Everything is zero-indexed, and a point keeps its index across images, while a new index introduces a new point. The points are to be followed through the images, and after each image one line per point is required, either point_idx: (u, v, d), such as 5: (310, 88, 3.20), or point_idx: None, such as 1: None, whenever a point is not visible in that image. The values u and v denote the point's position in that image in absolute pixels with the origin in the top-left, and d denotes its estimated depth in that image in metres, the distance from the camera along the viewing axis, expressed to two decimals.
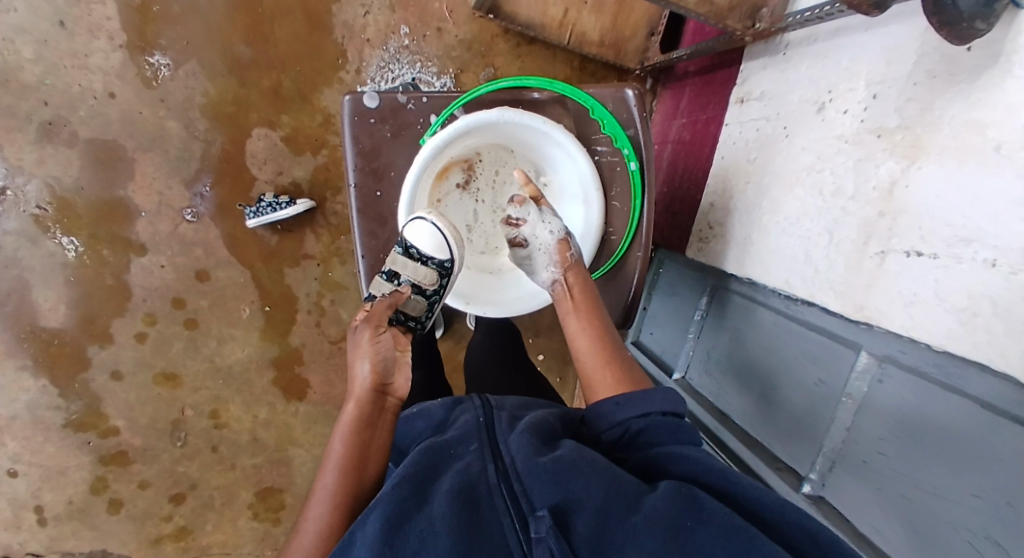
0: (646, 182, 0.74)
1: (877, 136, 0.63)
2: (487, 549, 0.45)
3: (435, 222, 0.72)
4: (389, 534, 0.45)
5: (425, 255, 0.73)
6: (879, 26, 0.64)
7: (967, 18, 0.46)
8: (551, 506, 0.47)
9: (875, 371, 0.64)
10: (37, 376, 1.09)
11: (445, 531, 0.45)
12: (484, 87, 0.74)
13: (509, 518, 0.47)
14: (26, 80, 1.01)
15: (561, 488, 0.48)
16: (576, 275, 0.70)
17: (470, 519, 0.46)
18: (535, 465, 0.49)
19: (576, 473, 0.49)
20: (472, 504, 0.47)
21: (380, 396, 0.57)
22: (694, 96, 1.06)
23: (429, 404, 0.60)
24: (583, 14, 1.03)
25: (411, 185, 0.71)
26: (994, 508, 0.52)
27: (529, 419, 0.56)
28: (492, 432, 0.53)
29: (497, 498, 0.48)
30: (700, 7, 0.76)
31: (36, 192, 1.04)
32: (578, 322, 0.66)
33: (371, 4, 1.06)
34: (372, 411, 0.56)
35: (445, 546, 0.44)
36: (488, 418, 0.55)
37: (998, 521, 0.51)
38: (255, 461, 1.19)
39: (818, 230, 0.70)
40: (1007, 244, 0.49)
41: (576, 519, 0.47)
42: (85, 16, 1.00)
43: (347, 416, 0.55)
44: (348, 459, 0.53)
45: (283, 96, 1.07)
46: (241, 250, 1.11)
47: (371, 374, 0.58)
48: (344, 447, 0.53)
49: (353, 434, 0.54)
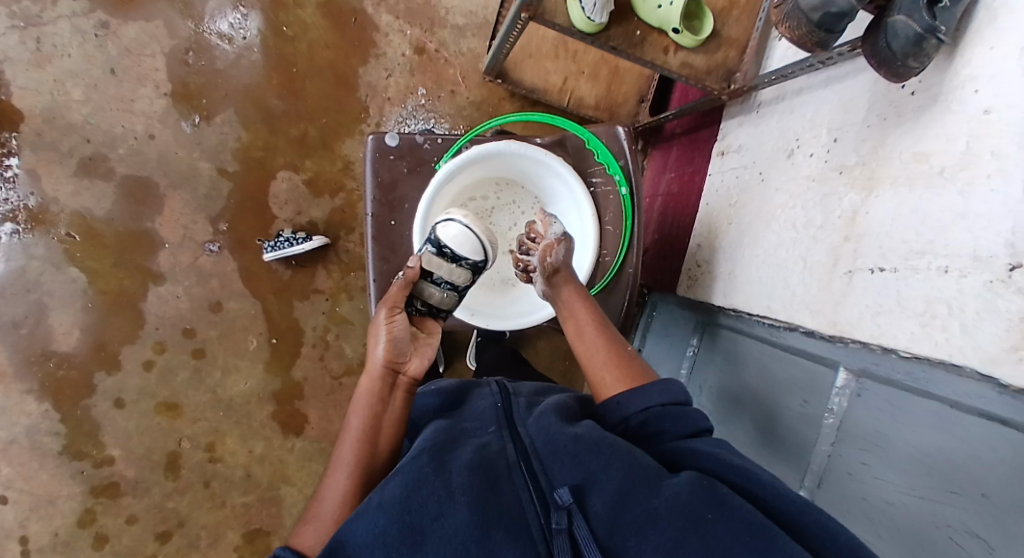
0: (637, 206, 0.82)
1: (839, 173, 0.72)
2: (505, 519, 0.48)
3: (465, 224, 0.75)
4: (407, 499, 0.49)
5: (459, 256, 0.75)
6: (836, 82, 0.75)
7: (901, 57, 0.55)
8: (571, 485, 0.50)
9: (853, 387, 0.68)
10: (41, 400, 1.12)
11: (462, 500, 0.48)
12: (488, 125, 0.85)
13: (528, 494, 0.50)
14: (72, 119, 1.11)
15: (581, 469, 0.51)
16: (568, 285, 0.76)
17: (488, 490, 0.49)
18: (556, 446, 0.53)
19: (594, 454, 0.51)
20: (489, 478, 0.50)
21: (394, 374, 0.67)
22: (681, 153, 1.17)
23: (443, 384, 0.66)
24: (580, 82, 1.17)
25: (426, 203, 0.79)
26: (972, 502, 0.52)
27: (545, 404, 0.60)
28: (511, 417, 0.58)
29: (516, 475, 0.51)
30: (681, 70, 0.87)
31: (67, 221, 1.11)
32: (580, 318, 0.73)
33: (394, 68, 1.19)
34: (382, 387, 0.65)
35: (463, 515, 0.48)
36: (506, 404, 0.60)
37: (977, 514, 0.52)
38: (246, 499, 1.18)
39: (793, 258, 0.77)
40: (954, 252, 0.55)
41: (593, 497, 0.49)
42: (135, 67, 1.13)
43: (362, 388, 0.65)
44: (365, 436, 0.60)
45: (308, 144, 1.17)
46: (255, 283, 1.17)
47: (384, 355, 0.67)
48: (362, 423, 0.61)
49: (368, 410, 0.63)
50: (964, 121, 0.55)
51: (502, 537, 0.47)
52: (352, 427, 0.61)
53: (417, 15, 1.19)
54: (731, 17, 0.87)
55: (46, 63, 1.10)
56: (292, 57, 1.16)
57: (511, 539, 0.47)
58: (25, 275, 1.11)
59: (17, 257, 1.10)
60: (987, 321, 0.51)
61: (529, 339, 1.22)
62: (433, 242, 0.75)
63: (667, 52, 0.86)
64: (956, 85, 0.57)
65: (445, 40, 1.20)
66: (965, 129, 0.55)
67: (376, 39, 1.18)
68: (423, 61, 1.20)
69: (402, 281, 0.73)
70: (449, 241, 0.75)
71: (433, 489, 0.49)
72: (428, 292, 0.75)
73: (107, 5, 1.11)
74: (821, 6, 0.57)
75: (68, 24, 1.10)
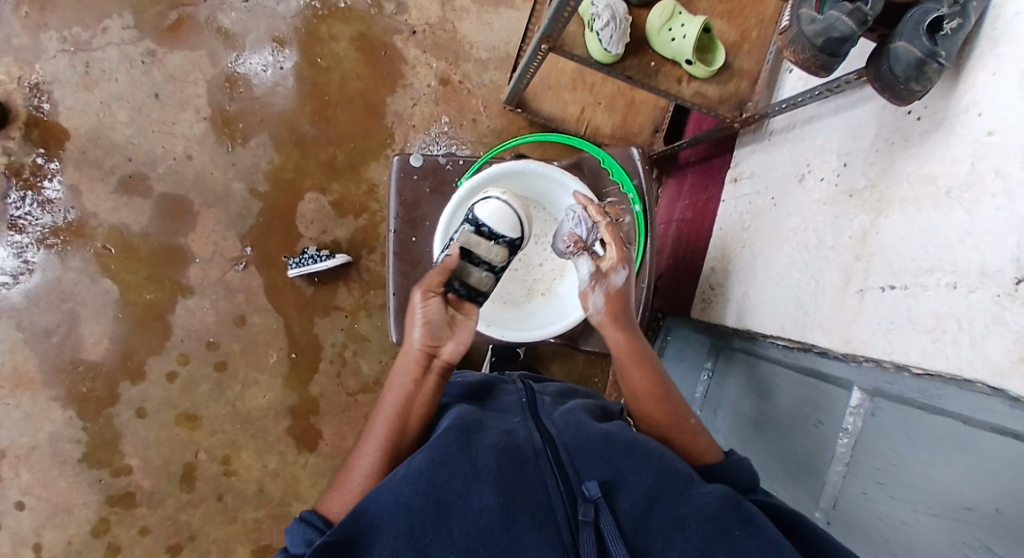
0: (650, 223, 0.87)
1: (849, 196, 0.73)
2: (530, 501, 0.49)
3: (505, 200, 0.79)
4: (433, 473, 0.50)
5: (496, 234, 0.78)
6: (845, 111, 0.77)
7: (903, 80, 0.58)
8: (600, 479, 0.52)
9: (868, 406, 0.66)
10: (66, 407, 1.16)
11: (488, 480, 0.50)
12: (506, 144, 0.89)
13: (554, 483, 0.51)
14: (116, 139, 1.18)
15: (609, 467, 0.53)
16: (620, 335, 0.75)
17: (515, 473, 0.51)
18: (585, 441, 0.55)
19: (623, 454, 0.54)
20: (515, 462, 0.52)
21: (428, 358, 0.67)
22: (695, 181, 1.21)
23: (470, 378, 0.72)
24: (597, 113, 1.23)
25: (449, 212, 0.82)
26: (988, 518, 0.50)
27: (573, 404, 0.64)
28: (537, 413, 0.61)
29: (543, 463, 0.53)
30: (694, 98, 0.90)
31: (104, 234, 1.17)
32: (640, 378, 0.73)
33: (419, 98, 1.25)
34: (416, 370, 0.66)
35: (489, 495, 0.49)
36: (531, 401, 0.64)
37: (996, 530, 0.49)
38: (257, 514, 1.19)
39: (806, 278, 0.78)
40: (962, 268, 0.55)
41: (621, 495, 0.51)
42: (178, 93, 1.20)
43: (397, 367, 0.67)
44: (396, 415, 0.63)
45: (336, 168, 1.23)
46: (278, 299, 1.21)
47: (421, 338, 0.67)
48: (393, 402, 0.64)
49: (399, 389, 0.64)
50: (968, 144, 0.57)
51: (526, 522, 0.48)
52: (387, 405, 0.64)
53: (443, 50, 1.26)
54: (742, 51, 0.92)
55: (94, 86, 1.18)
56: (324, 87, 1.23)
57: (535, 526, 0.48)
58: (60, 285, 1.17)
59: (54, 268, 1.16)
60: (996, 335, 0.51)
61: (544, 361, 1.24)
62: (470, 221, 0.79)
63: (681, 82, 0.90)
64: (959, 110, 0.58)
65: (468, 72, 1.26)
66: (969, 150, 0.56)
67: (404, 70, 1.25)
68: (448, 92, 1.26)
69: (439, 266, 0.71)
70: (484, 219, 0.79)
71: (460, 466, 0.51)
72: (469, 271, 0.74)
73: (155, 35, 1.19)
74: (824, 31, 0.60)
75: (117, 51, 1.19)
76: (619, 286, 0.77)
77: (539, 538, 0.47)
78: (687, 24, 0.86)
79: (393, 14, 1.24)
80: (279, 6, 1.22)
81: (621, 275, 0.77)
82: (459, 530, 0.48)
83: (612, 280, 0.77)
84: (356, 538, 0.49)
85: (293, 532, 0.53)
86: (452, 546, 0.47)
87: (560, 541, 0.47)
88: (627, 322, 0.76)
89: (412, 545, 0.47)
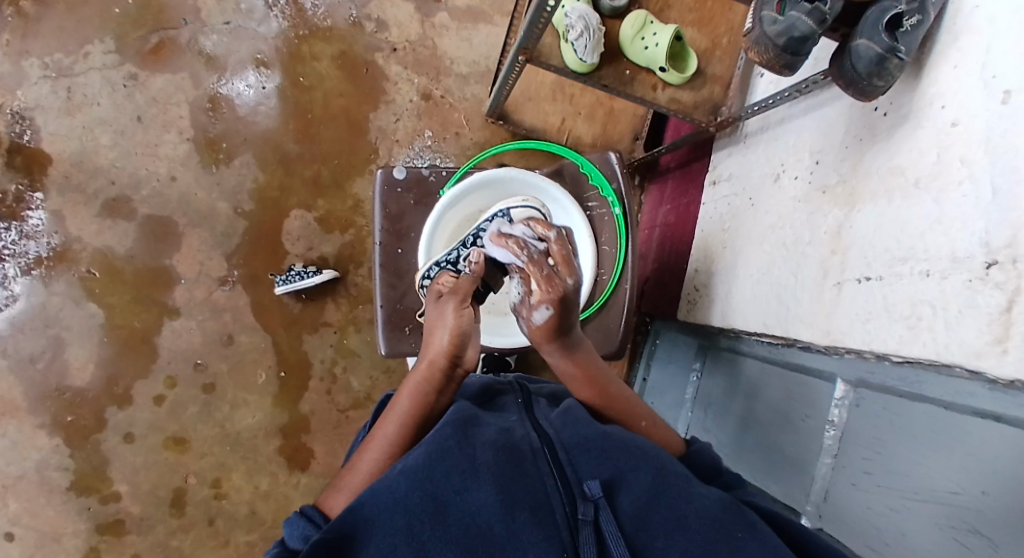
0: (630, 225, 0.89)
1: (823, 193, 0.75)
2: (528, 498, 0.49)
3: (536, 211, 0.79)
4: (430, 469, 0.51)
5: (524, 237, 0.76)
6: (815, 110, 0.80)
7: (866, 76, 0.60)
8: (600, 478, 0.52)
9: (851, 397, 0.67)
10: (52, 434, 1.15)
11: (486, 477, 0.50)
12: (489, 152, 0.93)
13: (552, 480, 0.51)
14: (99, 163, 1.19)
15: (609, 465, 0.53)
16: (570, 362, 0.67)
17: (513, 470, 0.51)
18: (584, 441, 0.56)
19: (622, 453, 0.54)
20: (513, 459, 0.52)
21: (451, 366, 0.65)
22: (676, 185, 1.23)
23: (471, 382, 0.70)
24: (578, 122, 1.25)
25: (433, 220, 0.85)
26: (969, 499, 0.49)
27: (568, 403, 0.64)
28: (533, 413, 0.61)
29: (541, 461, 0.53)
30: (670, 104, 0.92)
31: (88, 258, 1.17)
32: (591, 393, 0.67)
33: (402, 113, 1.27)
34: (441, 378, 0.64)
35: (486, 492, 0.49)
36: (527, 402, 0.64)
37: (976, 510, 0.49)
38: (249, 537, 1.19)
39: (786, 274, 0.80)
40: (934, 256, 0.56)
41: (622, 495, 0.51)
42: (161, 115, 1.21)
43: (419, 373, 0.64)
44: (411, 417, 0.62)
45: (321, 185, 1.23)
46: (266, 317, 1.21)
47: (449, 345, 0.64)
48: (409, 406, 0.62)
49: (420, 396, 0.63)
50: (933, 136, 0.58)
51: (525, 519, 0.48)
52: (399, 406, 0.63)
53: (425, 66, 1.28)
54: (714, 57, 0.94)
55: (77, 111, 1.18)
56: (308, 105, 1.24)
57: (534, 522, 0.48)
58: (45, 311, 1.16)
59: (38, 294, 1.16)
60: (970, 318, 0.51)
61: (534, 369, 1.25)
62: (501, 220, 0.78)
63: (656, 89, 0.91)
64: (924, 103, 0.60)
65: (450, 87, 1.28)
66: (936, 142, 0.58)
67: (386, 87, 1.26)
68: (430, 107, 1.27)
69: (470, 276, 0.72)
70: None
71: (458, 462, 0.51)
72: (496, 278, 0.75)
73: (138, 59, 1.20)
74: (786, 31, 0.62)
75: (99, 76, 1.19)
76: (542, 323, 0.64)
77: (537, 535, 0.47)
78: (659, 33, 0.88)
79: (374, 33, 1.26)
80: (260, 28, 1.23)
81: (540, 315, 0.63)
82: (456, 526, 0.48)
83: (532, 317, 0.64)
84: (352, 531, 0.48)
85: (291, 524, 0.52)
86: (449, 543, 0.47)
87: (560, 540, 0.47)
88: (565, 343, 0.66)
89: (409, 540, 0.47)
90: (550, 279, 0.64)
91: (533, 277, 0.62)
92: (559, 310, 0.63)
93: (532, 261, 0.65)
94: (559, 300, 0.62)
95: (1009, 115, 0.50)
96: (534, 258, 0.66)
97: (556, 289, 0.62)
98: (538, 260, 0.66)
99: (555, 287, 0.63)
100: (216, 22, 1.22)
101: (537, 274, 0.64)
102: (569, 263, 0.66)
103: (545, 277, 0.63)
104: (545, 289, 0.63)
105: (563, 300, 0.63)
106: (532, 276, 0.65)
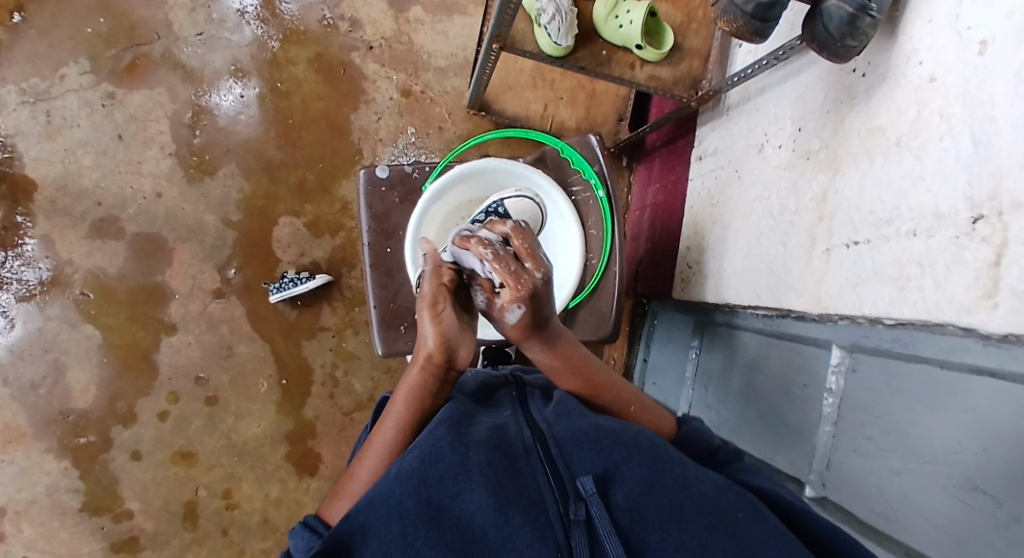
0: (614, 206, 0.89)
1: (806, 158, 0.74)
2: (523, 500, 0.49)
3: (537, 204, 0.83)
4: (424, 472, 0.51)
5: None
6: (793, 77, 0.79)
7: (839, 37, 0.60)
8: (594, 473, 0.52)
9: (848, 362, 0.66)
10: (60, 457, 1.16)
11: (480, 480, 0.50)
12: (470, 141, 0.94)
13: (545, 477, 0.52)
14: (84, 184, 1.18)
15: (602, 459, 0.53)
16: (552, 354, 0.65)
17: (506, 468, 0.52)
18: (577, 434, 0.55)
19: (614, 445, 0.54)
20: (507, 456, 0.53)
21: (444, 368, 0.62)
22: (663, 164, 1.22)
23: (466, 379, 0.69)
24: (560, 108, 1.25)
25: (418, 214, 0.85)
26: (972, 457, 0.49)
27: (560, 394, 0.64)
28: (527, 407, 0.62)
29: (534, 457, 0.54)
30: (649, 82, 0.92)
31: (81, 280, 1.17)
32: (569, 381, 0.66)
33: (383, 111, 1.26)
34: (434, 383, 0.62)
35: (480, 494, 0.49)
36: (523, 396, 0.64)
37: (980, 469, 0.48)
38: (264, 544, 1.20)
39: (776, 245, 0.79)
40: (919, 214, 0.55)
41: (616, 489, 0.51)
42: (141, 132, 1.20)
43: (413, 379, 0.62)
44: (405, 422, 0.61)
45: (307, 190, 1.23)
46: (263, 326, 1.22)
47: (438, 349, 0.61)
48: (404, 411, 0.61)
49: (416, 402, 0.61)
50: (911, 93, 0.57)
51: (519, 520, 0.48)
52: (393, 410, 0.62)
53: (402, 62, 1.27)
54: (690, 31, 0.94)
55: (57, 134, 1.18)
56: (287, 110, 1.23)
57: (528, 522, 0.48)
58: (43, 336, 1.16)
59: (35, 319, 1.16)
60: (957, 273, 0.50)
61: None
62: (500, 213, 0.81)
63: (634, 67, 0.91)
64: (900, 62, 0.59)
65: (429, 82, 1.27)
66: (913, 99, 0.57)
67: (365, 87, 1.25)
68: (411, 103, 1.27)
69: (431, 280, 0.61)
70: (513, 214, 0.82)
71: (450, 464, 0.51)
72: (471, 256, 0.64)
73: (112, 77, 1.19)
74: None
75: (76, 97, 1.18)
76: (517, 322, 0.59)
77: (532, 537, 0.47)
78: (632, 10, 0.87)
79: (348, 32, 1.25)
80: (234, 37, 1.22)
81: (514, 316, 0.57)
82: (452, 532, 0.48)
83: (506, 318, 0.59)
84: (350, 539, 0.49)
85: (296, 536, 0.52)
86: (442, 546, 0.47)
87: (553, 539, 0.47)
88: (545, 338, 0.63)
89: (403, 546, 0.47)
90: (517, 276, 0.56)
91: (499, 280, 0.55)
92: (532, 305, 0.58)
93: (496, 258, 0.57)
94: (531, 296, 0.57)
95: (985, 65, 0.49)
96: (498, 252, 0.57)
97: (526, 287, 0.56)
98: (501, 253, 0.57)
99: (524, 285, 0.56)
100: (189, 34, 1.21)
101: (503, 272, 0.56)
102: (535, 250, 0.57)
103: (511, 274, 0.56)
104: (513, 288, 0.56)
105: (534, 296, 0.57)
106: (496, 274, 0.57)
